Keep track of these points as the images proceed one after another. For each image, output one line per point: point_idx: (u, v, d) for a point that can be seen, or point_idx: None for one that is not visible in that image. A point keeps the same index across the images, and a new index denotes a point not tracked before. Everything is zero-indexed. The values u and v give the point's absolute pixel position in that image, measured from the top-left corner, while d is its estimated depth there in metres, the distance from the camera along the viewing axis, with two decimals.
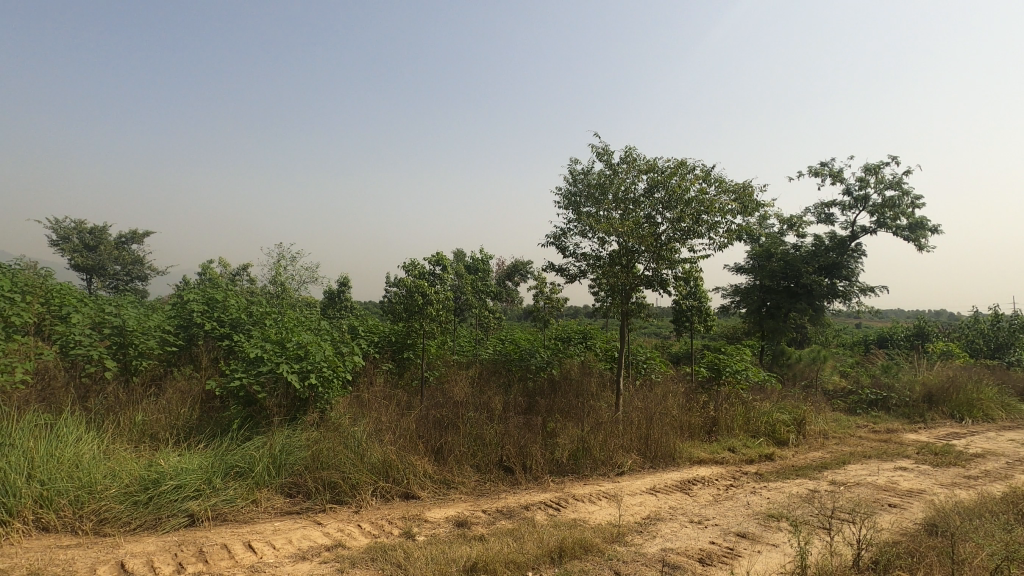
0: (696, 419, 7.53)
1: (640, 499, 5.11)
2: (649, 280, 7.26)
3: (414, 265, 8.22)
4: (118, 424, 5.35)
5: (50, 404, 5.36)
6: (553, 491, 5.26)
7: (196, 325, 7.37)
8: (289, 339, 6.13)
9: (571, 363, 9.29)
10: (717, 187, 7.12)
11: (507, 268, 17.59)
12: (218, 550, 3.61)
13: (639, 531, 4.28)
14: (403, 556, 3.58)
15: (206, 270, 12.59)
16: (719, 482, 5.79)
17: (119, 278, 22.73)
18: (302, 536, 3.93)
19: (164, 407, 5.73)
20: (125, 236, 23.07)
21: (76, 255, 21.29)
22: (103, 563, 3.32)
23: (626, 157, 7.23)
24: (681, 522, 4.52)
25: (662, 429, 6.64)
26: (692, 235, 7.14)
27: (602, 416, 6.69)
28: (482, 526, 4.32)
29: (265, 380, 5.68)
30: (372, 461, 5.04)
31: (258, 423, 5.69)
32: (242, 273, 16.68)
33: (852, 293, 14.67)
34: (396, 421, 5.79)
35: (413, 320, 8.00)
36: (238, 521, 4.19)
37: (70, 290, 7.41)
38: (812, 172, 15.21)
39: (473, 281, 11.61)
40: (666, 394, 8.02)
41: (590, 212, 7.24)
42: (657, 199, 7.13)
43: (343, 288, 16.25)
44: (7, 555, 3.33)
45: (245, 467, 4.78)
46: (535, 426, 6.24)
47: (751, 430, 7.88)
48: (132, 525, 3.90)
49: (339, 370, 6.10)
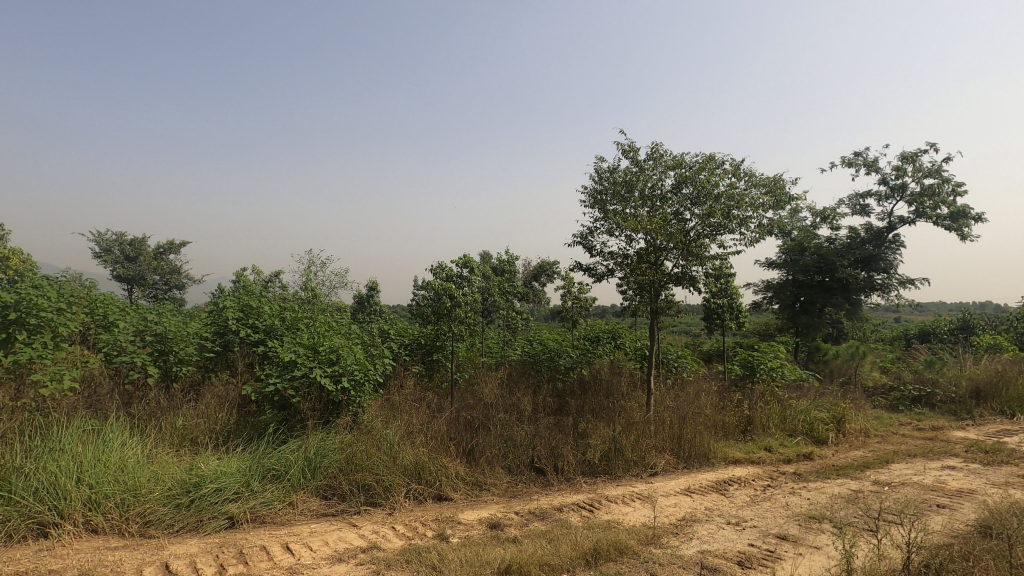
0: (730, 418, 7.39)
1: (675, 500, 5.03)
2: (678, 277, 7.15)
3: (441, 268, 8.30)
4: (160, 429, 5.51)
5: (96, 410, 5.55)
6: (586, 493, 5.22)
7: (231, 331, 7.56)
8: (322, 344, 6.24)
9: (600, 363, 9.22)
10: (747, 181, 6.96)
11: (534, 268, 17.58)
12: (258, 551, 3.69)
13: (676, 532, 4.21)
14: (438, 558, 3.59)
15: (240, 277, 12.90)
16: (756, 483, 5.65)
17: (159, 287, 23.48)
18: (338, 538, 3.98)
19: (203, 411, 5.90)
20: (163, 246, 23.85)
21: (117, 266, 22.15)
22: (148, 564, 3.42)
23: (652, 154, 7.14)
24: (718, 524, 4.43)
25: (696, 430, 6.52)
26: (722, 231, 6.99)
27: (634, 416, 6.61)
28: (516, 527, 4.32)
29: (300, 384, 5.79)
30: (406, 463, 5.09)
31: (293, 427, 5.79)
32: (275, 279, 17.09)
33: (891, 286, 14.19)
34: (427, 423, 5.83)
35: (442, 323, 8.07)
36: (276, 522, 4.28)
37: (114, 300, 7.70)
38: (845, 162, 14.75)
39: (501, 283, 11.62)
40: (698, 393, 7.88)
41: (617, 210, 7.16)
42: (685, 195, 7.02)
43: (371, 292, 16.51)
44: (58, 556, 3.46)
45: (281, 470, 4.88)
46: (566, 427, 6.20)
47: (788, 428, 7.68)
48: (176, 527, 4.01)
49: (370, 373, 6.18)
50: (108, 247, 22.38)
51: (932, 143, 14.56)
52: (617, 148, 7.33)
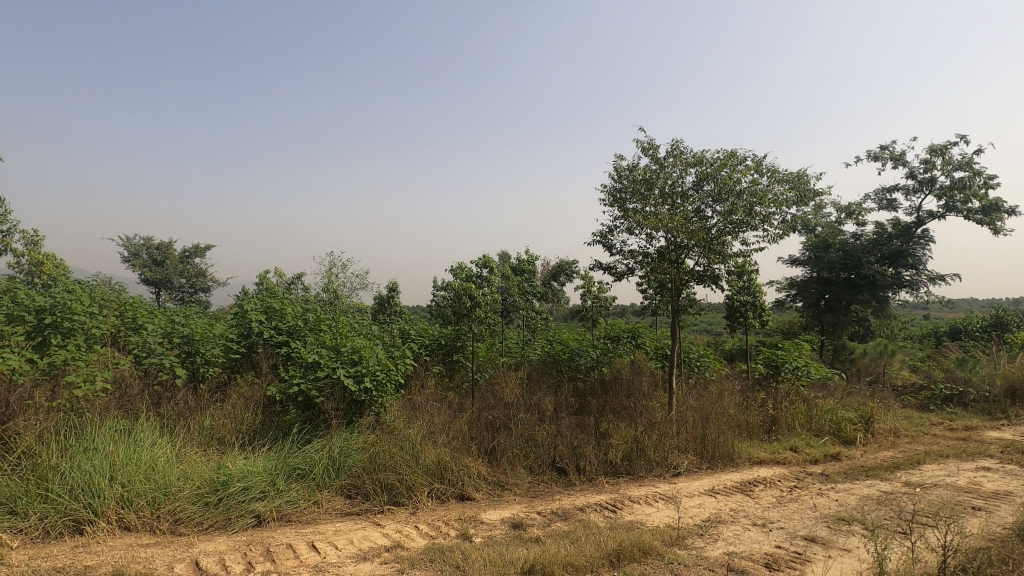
0: (754, 418, 7.27)
1: (699, 501, 4.97)
2: (700, 275, 7.06)
3: (461, 268, 8.34)
4: (189, 429, 5.62)
5: (128, 410, 5.68)
6: (608, 493, 5.18)
7: (256, 333, 7.70)
8: (344, 344, 6.31)
9: (621, 363, 9.16)
10: (770, 177, 6.85)
11: (552, 268, 17.54)
12: (284, 550, 3.74)
13: (700, 534, 4.16)
14: (461, 557, 3.60)
15: (263, 279, 13.15)
16: (783, 484, 5.56)
17: (185, 290, 23.96)
18: (362, 537, 4.02)
19: (230, 411, 6.00)
20: (189, 250, 24.38)
21: (145, 270, 22.76)
22: (179, 561, 3.49)
23: (672, 151, 7.07)
24: (744, 525, 4.36)
25: (719, 430, 6.44)
26: (745, 228, 6.89)
27: (656, 416, 6.55)
28: (538, 527, 4.30)
29: (323, 384, 5.86)
30: (427, 463, 5.12)
31: (317, 426, 5.86)
32: (297, 281, 17.35)
33: (920, 282, 13.83)
34: (449, 423, 5.86)
35: (462, 323, 8.09)
36: (302, 521, 4.33)
37: (142, 303, 7.90)
38: (871, 156, 14.42)
39: (520, 283, 11.62)
40: (721, 393, 7.78)
41: (636, 209, 7.11)
42: (706, 192, 6.94)
43: (392, 293, 16.65)
44: (93, 553, 3.56)
45: (306, 469, 4.94)
46: (587, 427, 6.17)
47: (814, 428, 7.53)
48: (205, 525, 4.09)
49: (392, 374, 6.23)
50: (136, 252, 22.99)
51: (962, 135, 14.16)
52: (636, 146, 7.27)
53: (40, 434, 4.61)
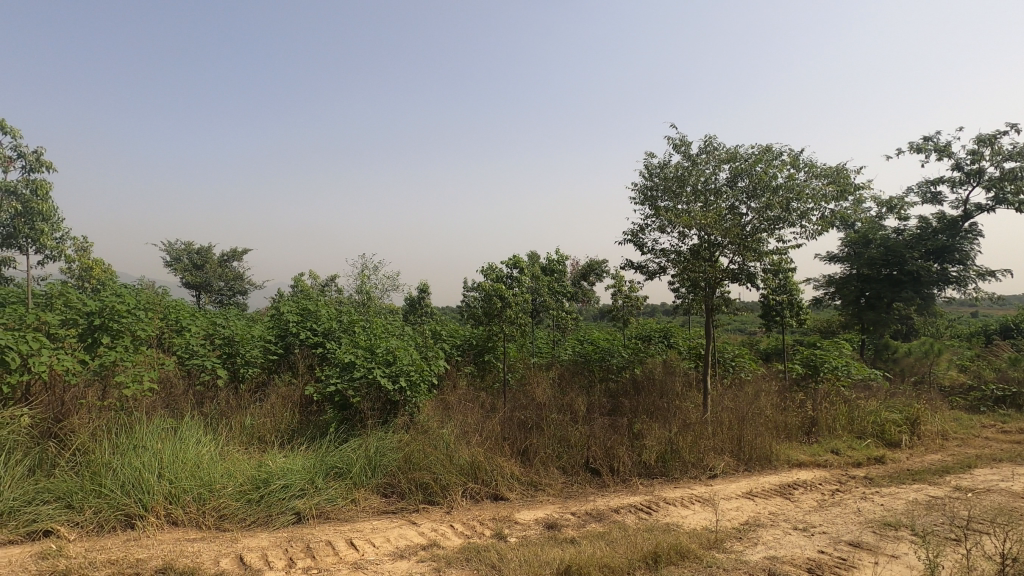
0: (792, 419, 7.09)
1: (737, 503, 4.87)
2: (735, 274, 6.92)
3: (492, 268, 8.38)
4: (231, 427, 5.78)
5: (173, 408, 5.88)
6: (643, 494, 5.12)
7: (292, 334, 7.89)
8: (378, 346, 6.41)
9: (653, 364, 9.06)
10: (808, 172, 6.67)
11: (581, 268, 17.44)
12: (323, 546, 3.82)
13: (739, 537, 4.07)
14: (497, 557, 3.61)
15: (298, 282, 13.45)
16: (824, 487, 5.40)
17: (224, 293, 24.68)
18: (399, 535, 4.07)
19: (269, 411, 6.16)
20: (227, 253, 25.12)
21: (187, 274, 23.58)
22: (224, 556, 3.60)
23: (705, 147, 6.96)
24: (785, 529, 4.26)
25: (756, 431, 6.30)
26: (782, 224, 6.72)
27: (690, 417, 6.45)
28: (573, 529, 4.28)
29: (359, 384, 5.96)
30: (461, 462, 5.16)
31: (354, 426, 5.97)
32: (331, 284, 17.69)
33: (968, 278, 13.25)
34: (481, 424, 5.89)
35: (493, 324, 8.12)
36: (340, 518, 4.42)
37: (184, 306, 8.19)
38: (913, 148, 13.89)
39: (550, 283, 11.59)
40: (757, 393, 7.62)
41: (668, 206, 7.01)
42: (741, 188, 6.81)
43: (423, 294, 16.82)
44: (144, 546, 3.70)
45: (343, 468, 5.03)
46: (620, 428, 6.12)
47: (856, 430, 7.30)
48: (248, 521, 4.21)
49: (425, 374, 6.29)
50: (178, 256, 23.86)
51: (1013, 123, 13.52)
52: (668, 143, 7.18)
53: (93, 432, 4.82)
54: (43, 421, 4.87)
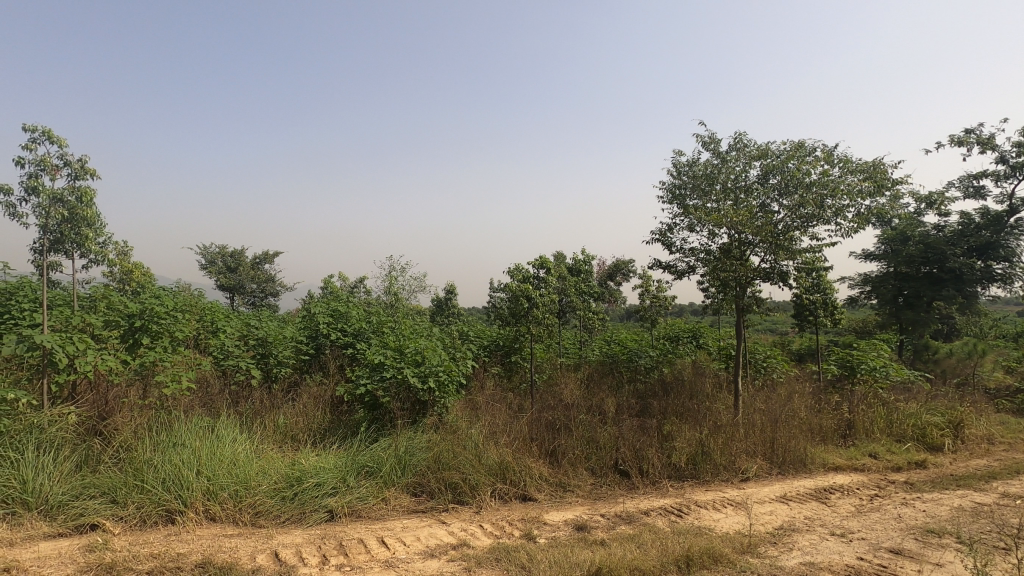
0: (828, 422, 6.91)
1: (771, 507, 4.77)
2: (767, 273, 6.77)
3: (519, 269, 8.38)
4: (265, 426, 5.91)
5: (211, 407, 6.04)
6: (673, 497, 5.05)
7: (323, 335, 8.03)
8: (407, 347, 6.50)
9: (683, 364, 8.95)
10: (842, 167, 6.49)
11: (608, 268, 17.31)
12: (355, 544, 3.87)
13: (774, 542, 3.98)
14: (527, 558, 3.61)
15: (328, 284, 13.69)
16: (862, 492, 5.24)
17: (256, 295, 25.29)
18: (429, 534, 4.10)
19: (301, 410, 6.27)
20: (259, 256, 25.72)
21: (221, 277, 24.25)
22: (260, 552, 3.68)
23: (735, 144, 6.83)
24: (821, 534, 4.15)
25: (790, 434, 6.16)
26: (815, 222, 6.56)
27: (721, 419, 6.34)
28: (602, 530, 4.25)
29: (389, 385, 6.02)
30: (490, 463, 5.18)
31: (384, 425, 6.05)
32: (360, 285, 17.97)
33: (1014, 276, 12.71)
34: (510, 425, 5.90)
35: (520, 325, 8.12)
36: (371, 517, 4.48)
37: (220, 308, 8.42)
38: (954, 141, 13.38)
39: (577, 283, 11.55)
40: (791, 395, 7.45)
41: (697, 205, 6.91)
42: (773, 186, 6.67)
43: (449, 295, 16.93)
44: (184, 541, 3.81)
45: (374, 467, 5.10)
46: (650, 429, 6.05)
47: (895, 433, 7.07)
48: (283, 518, 4.30)
49: (454, 374, 6.32)
50: (212, 259, 24.50)
51: None
52: (696, 141, 7.08)
53: (135, 430, 4.99)
54: (89, 420, 5.07)
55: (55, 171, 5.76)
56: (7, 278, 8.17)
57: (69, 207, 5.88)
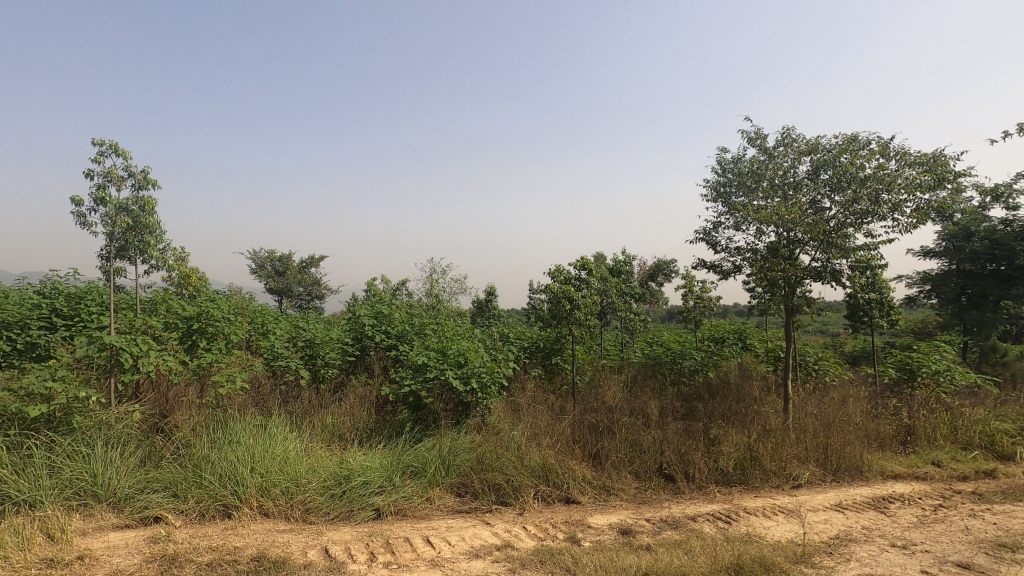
0: (886, 428, 6.59)
1: (825, 516, 4.58)
2: (818, 272, 6.53)
3: (560, 269, 8.34)
4: (314, 425, 6.09)
5: (262, 406, 6.25)
6: (721, 503, 4.93)
7: (368, 337, 8.23)
8: (451, 348, 6.58)
9: (729, 367, 8.73)
10: (899, 160, 6.19)
11: (649, 268, 17.04)
12: (402, 542, 3.94)
13: (829, 552, 3.83)
14: (571, 561, 3.58)
15: (371, 286, 14.02)
16: (925, 502, 4.98)
17: (304, 298, 26.09)
18: (473, 535, 4.13)
19: (348, 411, 6.43)
20: (306, 260, 26.54)
21: (270, 280, 25.19)
22: (311, 547, 3.79)
23: (783, 139, 6.63)
24: (880, 545, 3.96)
25: (845, 440, 5.91)
26: (870, 218, 6.28)
27: (771, 423, 6.14)
28: (648, 536, 4.18)
29: (432, 386, 6.11)
30: (532, 465, 5.18)
31: (428, 425, 6.13)
32: (402, 287, 18.29)
33: None
34: (552, 427, 5.89)
35: (562, 326, 8.10)
36: (416, 516, 4.55)
37: (269, 310, 8.75)
38: (1022, 131, 12.57)
39: (619, 284, 11.43)
40: (845, 399, 7.15)
41: (742, 202, 6.74)
42: (824, 181, 6.43)
43: (489, 297, 17.03)
44: (240, 535, 3.96)
45: (419, 467, 5.17)
46: (695, 433, 5.90)
47: (961, 440, 6.68)
48: (332, 515, 4.41)
49: (496, 376, 6.36)
50: (262, 264, 25.43)
51: None
52: (742, 137, 6.91)
53: (193, 427, 5.23)
54: (151, 418, 5.34)
55: (120, 182, 6.11)
56: (77, 283, 8.73)
57: (133, 215, 6.22)
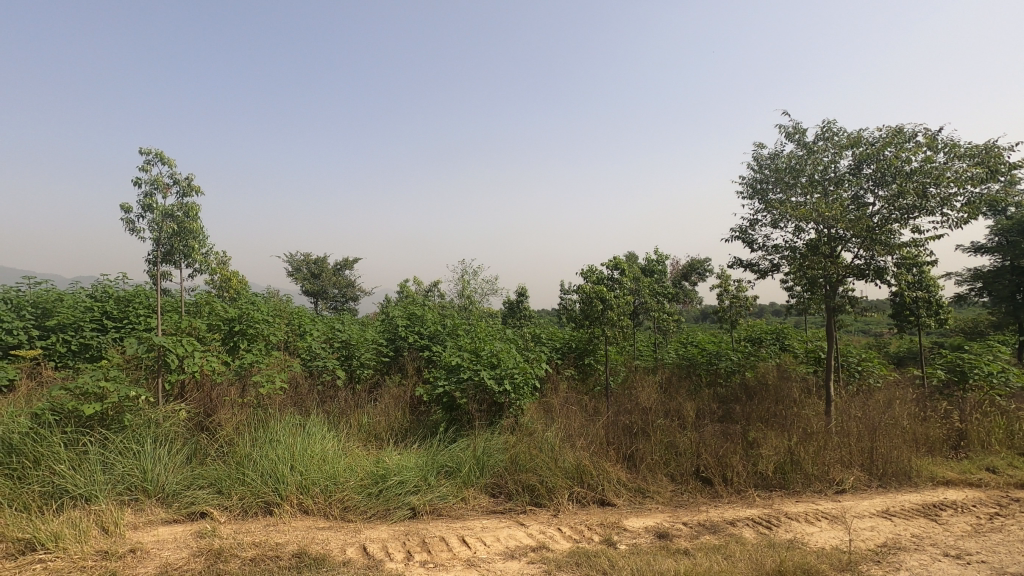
0: (936, 432, 6.32)
1: (872, 523, 4.42)
2: (861, 270, 6.31)
3: (592, 270, 8.28)
4: (351, 425, 6.20)
5: (301, 405, 6.40)
6: (761, 507, 4.80)
7: (401, 338, 8.34)
8: (483, 349, 6.61)
9: (767, 368, 8.52)
10: (948, 152, 5.93)
11: (682, 268, 16.76)
12: (438, 542, 3.97)
13: (877, 560, 3.69)
14: (608, 564, 3.55)
15: (404, 288, 14.21)
16: (980, 510, 4.75)
17: (338, 300, 26.62)
18: (508, 535, 4.13)
19: (383, 411, 6.52)
20: (340, 263, 27.07)
21: (306, 283, 25.81)
22: (350, 545, 3.86)
23: (823, 133, 6.43)
24: (932, 554, 3.80)
25: (892, 444, 5.69)
26: (917, 213, 6.03)
27: (813, 425, 5.96)
28: (685, 540, 4.10)
29: (466, 386, 6.14)
30: (567, 466, 5.15)
31: (462, 426, 6.18)
32: (433, 289, 18.48)
33: None
34: (586, 428, 5.85)
35: (594, 326, 8.03)
36: (451, 515, 4.58)
37: (306, 312, 8.96)
38: None
39: (652, 284, 11.28)
40: (891, 402, 6.89)
41: (780, 199, 6.56)
42: (867, 176, 6.21)
43: (520, 297, 17.04)
44: (281, 532, 4.06)
45: (454, 467, 5.22)
46: (733, 435, 5.78)
47: (1017, 446, 6.35)
48: (368, 514, 4.48)
49: (529, 376, 6.35)
50: (298, 267, 26.08)
51: None
52: (779, 132, 6.73)
53: (236, 426, 5.39)
54: (197, 417, 5.53)
55: (166, 189, 6.34)
56: (126, 287, 9.13)
57: (178, 221, 6.46)
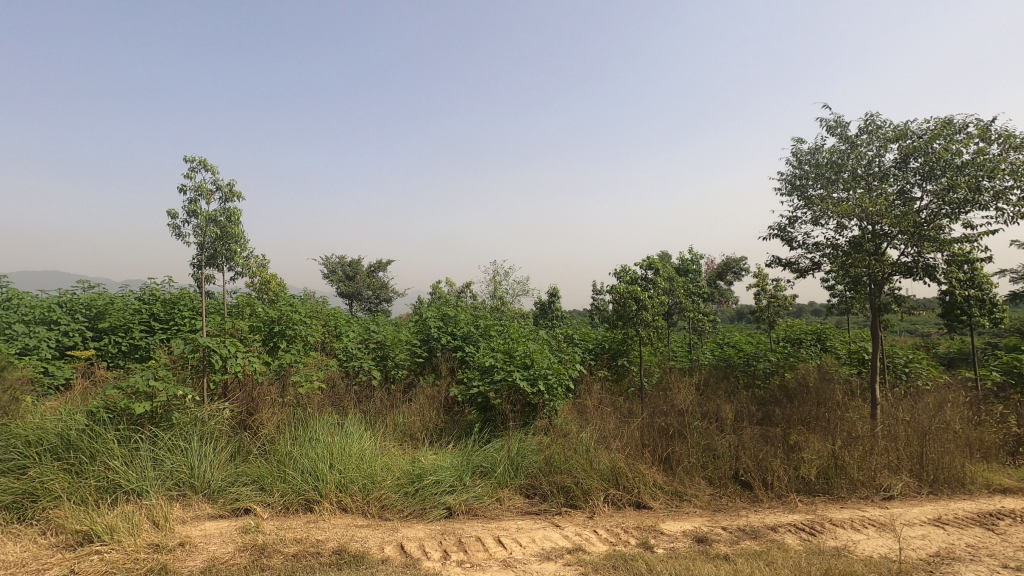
0: (991, 437, 6.02)
1: (923, 532, 4.24)
2: (908, 267, 6.06)
3: (625, 269, 8.19)
4: (387, 424, 6.29)
5: (338, 405, 6.54)
6: (803, 513, 4.67)
7: (434, 339, 8.42)
8: (517, 350, 6.62)
9: (808, 369, 8.27)
10: (1002, 143, 5.65)
11: (718, 267, 16.42)
12: (474, 541, 4.00)
13: (929, 570, 3.54)
14: (645, 568, 3.50)
15: (437, 289, 14.36)
16: None
17: (372, 301, 27.06)
18: (544, 537, 4.12)
19: (418, 411, 6.60)
20: (374, 265, 27.54)
21: (341, 284, 26.34)
22: (388, 543, 3.92)
23: (866, 126, 6.21)
24: (990, 566, 3.62)
25: (944, 449, 5.45)
26: (969, 208, 5.77)
27: (858, 429, 5.76)
28: (725, 545, 4.02)
29: (500, 387, 6.16)
30: (602, 468, 5.11)
31: (497, 426, 6.20)
32: (465, 290, 18.62)
33: None
34: (621, 430, 5.79)
35: (628, 327, 7.95)
36: (486, 516, 4.59)
37: (342, 313, 9.14)
38: None
39: (686, 284, 11.10)
40: (942, 405, 6.59)
41: (821, 195, 6.37)
42: (914, 169, 5.97)
43: (552, 297, 16.99)
44: (321, 529, 4.15)
45: (488, 467, 5.24)
46: (773, 439, 5.63)
47: None
48: (405, 513, 4.54)
49: (563, 377, 6.33)
50: (333, 269, 26.64)
51: None
52: (821, 126, 6.53)
53: (277, 425, 5.54)
54: (240, 416, 5.70)
55: (210, 195, 6.57)
56: (172, 290, 9.47)
57: (221, 226, 6.68)
